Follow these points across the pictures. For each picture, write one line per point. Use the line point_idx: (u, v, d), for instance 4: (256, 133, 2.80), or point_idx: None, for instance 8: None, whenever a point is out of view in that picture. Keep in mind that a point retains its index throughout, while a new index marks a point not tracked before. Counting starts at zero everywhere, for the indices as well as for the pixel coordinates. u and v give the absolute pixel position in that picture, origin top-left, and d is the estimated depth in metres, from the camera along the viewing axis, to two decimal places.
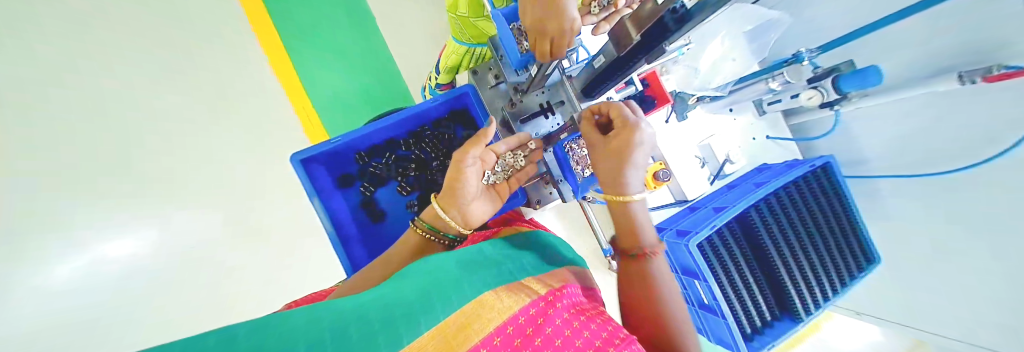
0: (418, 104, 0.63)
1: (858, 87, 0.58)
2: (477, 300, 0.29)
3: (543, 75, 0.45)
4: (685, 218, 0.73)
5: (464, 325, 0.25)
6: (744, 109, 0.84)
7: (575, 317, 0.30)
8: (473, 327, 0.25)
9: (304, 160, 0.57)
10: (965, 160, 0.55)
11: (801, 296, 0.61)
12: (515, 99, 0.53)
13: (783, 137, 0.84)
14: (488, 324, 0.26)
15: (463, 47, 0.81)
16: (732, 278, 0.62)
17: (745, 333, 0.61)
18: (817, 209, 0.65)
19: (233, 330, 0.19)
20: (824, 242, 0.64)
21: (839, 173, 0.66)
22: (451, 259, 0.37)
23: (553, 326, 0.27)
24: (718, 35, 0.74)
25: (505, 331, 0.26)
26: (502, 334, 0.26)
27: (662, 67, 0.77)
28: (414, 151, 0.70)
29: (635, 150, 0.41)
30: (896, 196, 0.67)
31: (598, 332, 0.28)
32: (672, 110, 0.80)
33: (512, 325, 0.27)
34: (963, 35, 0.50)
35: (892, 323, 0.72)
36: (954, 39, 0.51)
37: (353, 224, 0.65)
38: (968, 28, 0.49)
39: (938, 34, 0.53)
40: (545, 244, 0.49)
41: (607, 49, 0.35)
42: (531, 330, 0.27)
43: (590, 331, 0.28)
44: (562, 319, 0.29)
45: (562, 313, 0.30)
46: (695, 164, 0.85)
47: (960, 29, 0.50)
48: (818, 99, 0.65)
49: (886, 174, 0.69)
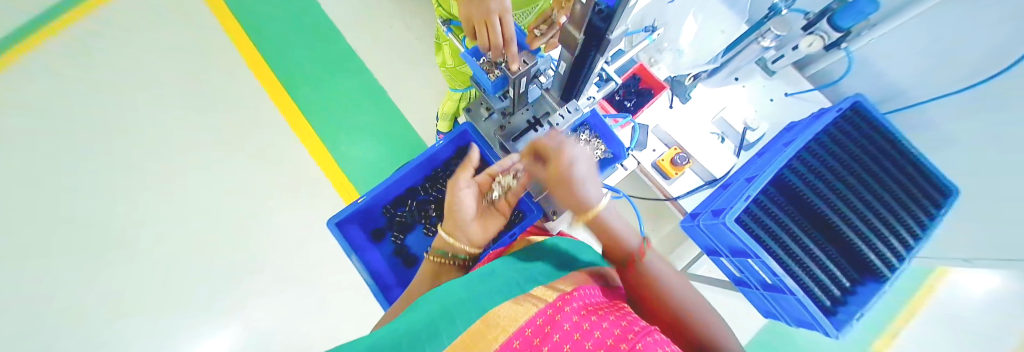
0: (425, 151, 0.70)
1: (856, 18, 0.55)
2: (482, 320, 0.27)
3: (522, 91, 0.49)
4: (717, 197, 0.69)
5: (468, 347, 0.24)
6: (750, 75, 0.82)
7: (584, 318, 0.27)
8: (477, 346, 0.24)
9: (338, 222, 0.65)
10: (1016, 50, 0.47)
11: (878, 251, 0.53)
12: (504, 123, 0.57)
13: (804, 90, 0.79)
14: (493, 341, 0.24)
15: (459, 94, 0.91)
16: (788, 246, 0.56)
17: (823, 307, 0.54)
18: (861, 153, 0.60)
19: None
20: (884, 184, 0.57)
21: (872, 109, 0.61)
22: (459, 285, 0.38)
23: (562, 332, 0.25)
24: (690, 13, 0.77)
25: (511, 345, 0.24)
26: (508, 349, 0.24)
27: (652, 59, 0.87)
28: (432, 194, 0.75)
29: (577, 174, 0.41)
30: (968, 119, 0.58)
31: (610, 329, 0.25)
32: (673, 94, 0.83)
33: (518, 337, 0.24)
34: None
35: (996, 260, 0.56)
36: None
37: (390, 272, 0.70)
38: None
39: None
40: (561, 252, 0.49)
41: (564, 55, 0.39)
42: (538, 338, 0.25)
43: (601, 329, 0.25)
44: (571, 322, 0.26)
45: (571, 316, 0.27)
46: (714, 140, 0.81)
47: None
48: (819, 42, 0.62)
49: (928, 98, 0.63)
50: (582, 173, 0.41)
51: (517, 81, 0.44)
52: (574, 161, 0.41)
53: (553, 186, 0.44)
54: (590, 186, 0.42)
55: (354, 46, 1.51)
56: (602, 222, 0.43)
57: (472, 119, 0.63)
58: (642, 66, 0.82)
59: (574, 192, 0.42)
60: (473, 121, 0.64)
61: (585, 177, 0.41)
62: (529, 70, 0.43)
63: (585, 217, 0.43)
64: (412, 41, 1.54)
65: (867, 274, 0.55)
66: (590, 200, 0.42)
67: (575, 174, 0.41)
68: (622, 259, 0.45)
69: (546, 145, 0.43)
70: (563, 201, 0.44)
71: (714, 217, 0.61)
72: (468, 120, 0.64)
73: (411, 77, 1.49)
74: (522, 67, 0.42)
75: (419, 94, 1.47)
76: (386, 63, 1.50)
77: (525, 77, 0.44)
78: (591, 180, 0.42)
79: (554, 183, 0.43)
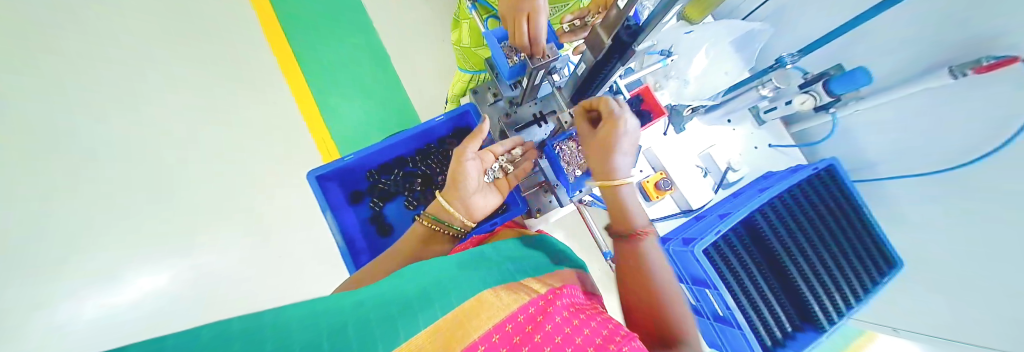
0: (422, 123, 0.68)
1: (850, 87, 0.61)
2: (475, 298, 0.28)
3: (534, 84, 0.49)
4: (690, 226, 0.72)
5: (462, 323, 0.24)
6: (742, 120, 0.86)
7: (574, 316, 0.28)
8: (469, 325, 0.24)
9: (319, 177, 0.63)
10: (984, 147, 0.53)
11: (822, 304, 0.58)
12: (510, 112, 0.58)
13: (786, 144, 0.84)
14: (488, 320, 0.25)
15: (468, 75, 0.89)
16: (744, 285, 0.60)
17: (764, 345, 0.58)
18: (826, 213, 0.65)
19: (228, 328, 0.17)
20: (839, 246, 0.62)
21: (844, 174, 0.66)
22: (448, 261, 0.38)
23: (553, 324, 0.26)
24: (702, 49, 0.82)
25: (504, 329, 0.24)
26: (501, 332, 0.24)
27: (657, 84, 0.86)
28: (420, 167, 0.74)
29: (620, 140, 0.44)
30: (927, 201, 0.64)
31: (599, 330, 0.26)
32: (669, 123, 0.84)
33: (511, 322, 0.25)
34: (968, 17, 0.52)
35: (926, 337, 0.67)
36: (958, 23, 0.53)
37: (362, 238, 0.69)
38: (970, 16, 0.51)
39: (933, 24, 0.58)
40: (545, 248, 0.50)
41: (585, 57, 0.40)
42: (531, 326, 0.25)
43: (590, 328, 0.26)
44: (562, 316, 0.27)
45: (562, 311, 0.28)
46: (697, 174, 0.85)
47: (966, 15, 0.52)
48: (811, 102, 0.67)
49: (896, 176, 0.70)
50: (623, 144, 0.45)
51: (534, 72, 0.44)
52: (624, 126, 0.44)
53: (594, 145, 0.46)
54: (625, 159, 0.45)
55: (365, 5, 1.49)
56: (617, 193, 0.46)
57: (477, 101, 0.63)
58: (645, 88, 0.80)
59: (613, 155, 0.45)
60: (477, 103, 0.64)
61: (625, 148, 0.45)
62: (547, 64, 0.43)
63: (605, 181, 0.46)
64: (427, 13, 1.53)
65: (807, 322, 0.59)
66: (618, 171, 0.46)
67: (621, 139, 0.44)
68: (624, 233, 0.45)
69: (607, 106, 0.45)
70: (592, 160, 0.48)
71: (684, 245, 0.64)
72: (472, 101, 0.65)
73: (419, 51, 1.49)
74: (541, 60, 0.42)
75: (424, 69, 1.48)
76: (396, 31, 1.49)
77: (542, 70, 0.44)
78: (626, 154, 0.46)
79: (599, 142, 0.45)
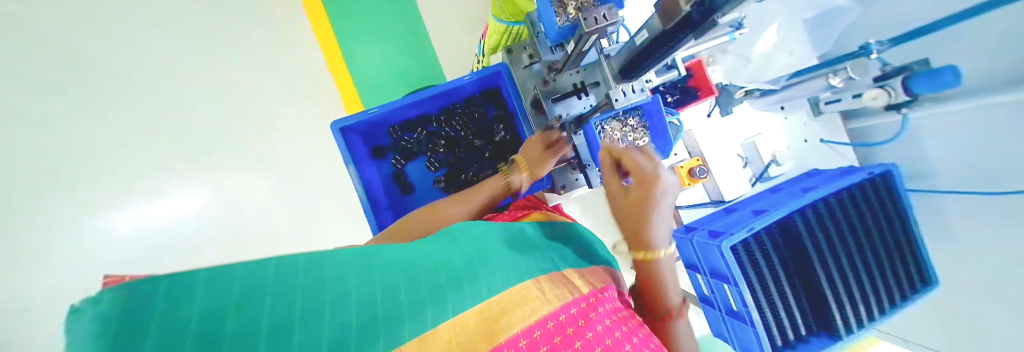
0: (450, 81, 0.65)
1: (932, 87, 0.50)
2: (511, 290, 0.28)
3: (582, 51, 0.44)
4: (718, 219, 0.69)
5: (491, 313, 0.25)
6: (798, 107, 0.77)
7: (617, 325, 0.27)
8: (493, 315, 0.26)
9: (344, 129, 0.63)
10: None
11: (846, 315, 0.56)
12: (548, 78, 0.53)
13: (841, 142, 0.75)
14: (529, 314, 0.26)
15: (502, 26, 0.79)
16: (765, 285, 0.58)
17: (775, 346, 0.58)
18: (874, 229, 0.59)
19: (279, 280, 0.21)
20: (879, 260, 0.58)
21: (901, 183, 0.58)
22: (498, 237, 0.38)
23: (595, 332, 0.26)
24: (775, 22, 0.72)
25: (545, 326, 0.25)
26: (543, 328, 0.24)
27: (711, 58, 0.77)
28: (444, 128, 0.72)
29: (655, 210, 0.39)
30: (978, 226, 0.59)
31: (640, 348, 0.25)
32: (716, 104, 0.77)
33: (552, 321, 0.25)
34: None
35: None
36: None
37: (384, 193, 0.71)
38: None
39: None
40: (581, 237, 0.49)
41: (652, 24, 0.35)
42: (572, 330, 0.25)
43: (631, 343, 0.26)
44: (604, 325, 0.27)
45: (604, 319, 0.27)
46: (736, 163, 0.79)
47: None
48: (883, 99, 0.57)
49: (948, 191, 0.63)
50: (661, 210, 0.40)
51: (586, 36, 0.38)
52: (663, 182, 0.39)
53: (622, 209, 0.42)
54: (664, 227, 0.40)
55: None
56: (658, 267, 0.40)
57: (512, 63, 0.59)
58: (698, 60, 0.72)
59: (645, 219, 0.39)
60: (511, 64, 0.60)
61: (662, 211, 0.40)
62: (605, 29, 0.37)
63: (644, 253, 0.41)
64: None
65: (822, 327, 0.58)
66: (657, 240, 0.40)
67: (659, 205, 0.39)
68: (660, 310, 0.41)
69: (634, 161, 0.41)
70: (622, 221, 0.43)
71: (710, 238, 0.61)
72: (507, 61, 0.61)
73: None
74: (599, 23, 0.36)
75: (451, 15, 1.37)
76: None
77: (597, 35, 0.38)
78: (664, 221, 0.41)
79: (626, 206, 0.41)
